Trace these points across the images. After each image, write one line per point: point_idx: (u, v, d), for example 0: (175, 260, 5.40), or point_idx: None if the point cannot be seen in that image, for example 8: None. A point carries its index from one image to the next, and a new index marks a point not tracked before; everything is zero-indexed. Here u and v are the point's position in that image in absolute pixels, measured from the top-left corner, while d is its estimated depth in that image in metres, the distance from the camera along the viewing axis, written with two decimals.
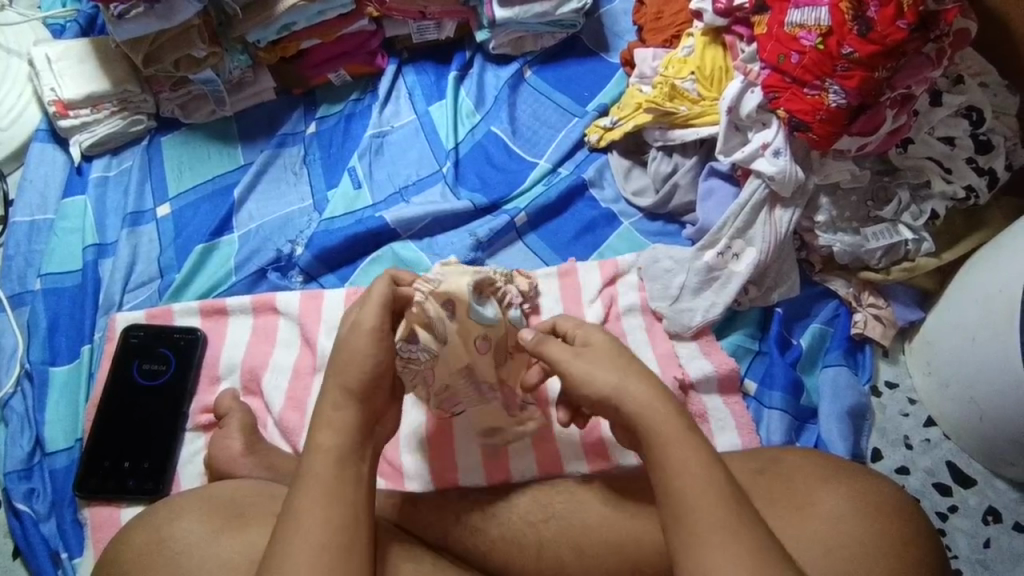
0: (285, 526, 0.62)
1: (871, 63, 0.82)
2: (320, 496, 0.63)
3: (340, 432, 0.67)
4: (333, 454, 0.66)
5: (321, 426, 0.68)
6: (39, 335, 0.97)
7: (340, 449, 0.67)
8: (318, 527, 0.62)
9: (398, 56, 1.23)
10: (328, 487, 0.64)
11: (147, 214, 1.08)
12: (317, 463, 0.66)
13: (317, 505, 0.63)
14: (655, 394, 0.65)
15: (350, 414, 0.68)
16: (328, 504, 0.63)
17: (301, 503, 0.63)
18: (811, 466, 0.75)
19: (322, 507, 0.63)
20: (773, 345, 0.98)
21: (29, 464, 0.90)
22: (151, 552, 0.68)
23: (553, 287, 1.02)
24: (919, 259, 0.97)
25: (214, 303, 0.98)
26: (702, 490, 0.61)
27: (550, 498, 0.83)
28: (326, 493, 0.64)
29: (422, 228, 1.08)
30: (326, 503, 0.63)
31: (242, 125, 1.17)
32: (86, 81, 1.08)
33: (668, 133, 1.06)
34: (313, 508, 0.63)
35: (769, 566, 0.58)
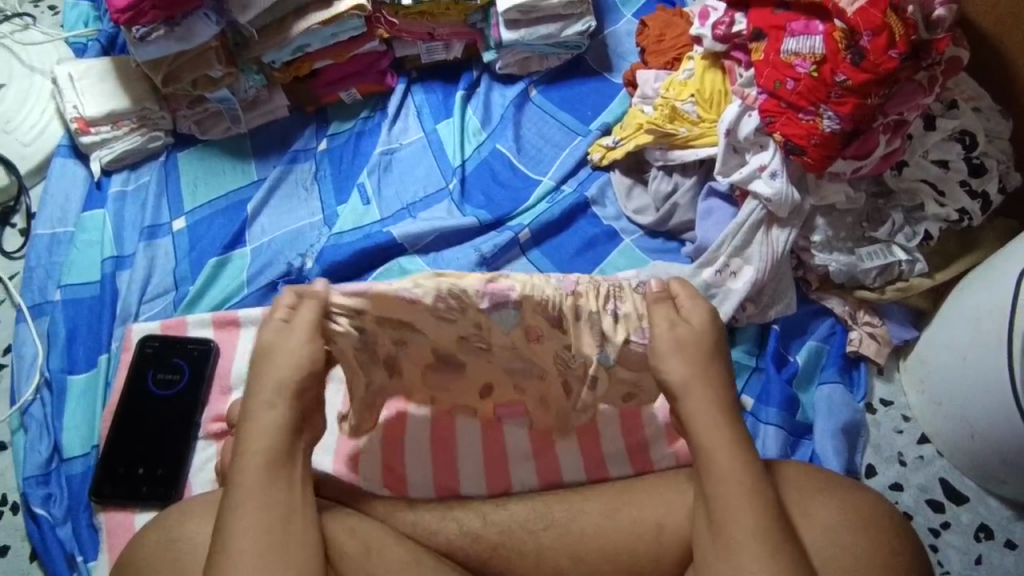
0: (221, 527, 0.68)
1: (863, 90, 0.85)
2: (253, 501, 0.69)
3: (270, 435, 0.71)
4: (261, 458, 0.70)
5: (254, 429, 0.71)
6: (58, 344, 1.01)
7: (266, 456, 0.70)
8: (252, 530, 0.67)
9: (407, 76, 1.27)
10: (260, 492, 0.69)
11: (163, 227, 1.12)
12: (245, 468, 0.70)
13: (252, 509, 0.68)
14: (709, 407, 0.73)
15: (280, 415, 0.72)
16: (264, 508, 0.69)
17: (236, 507, 0.68)
18: (805, 476, 0.76)
19: (255, 511, 0.68)
20: (769, 362, 1.01)
21: (47, 469, 0.93)
22: (162, 552, 0.71)
23: None
24: (913, 279, 0.99)
25: (227, 315, 1.02)
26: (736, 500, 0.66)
27: (549, 506, 0.86)
28: (258, 499, 0.69)
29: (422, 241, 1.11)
30: (262, 508, 0.69)
31: (256, 142, 1.21)
32: (108, 99, 1.12)
33: (668, 153, 1.10)
34: (248, 513, 0.68)
35: None
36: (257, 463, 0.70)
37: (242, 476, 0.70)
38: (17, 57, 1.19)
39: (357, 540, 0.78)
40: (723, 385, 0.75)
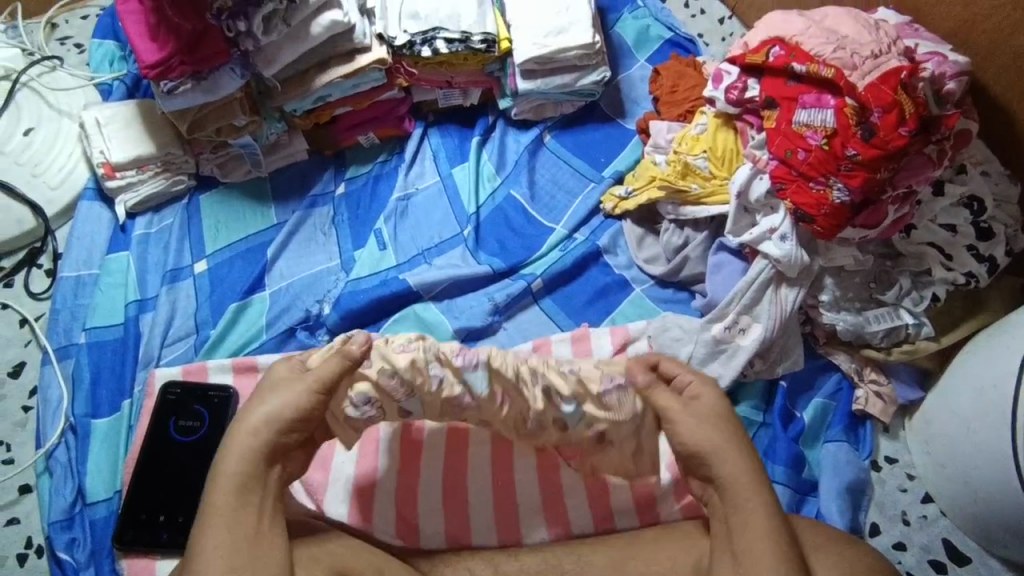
0: (194, 545, 0.73)
1: (873, 164, 0.87)
2: (223, 520, 0.74)
3: (242, 461, 0.76)
4: (233, 484, 0.75)
5: (232, 452, 0.77)
6: (83, 388, 1.04)
7: (239, 479, 0.76)
8: (220, 548, 0.73)
9: (424, 120, 1.29)
10: (230, 513, 0.74)
11: (185, 270, 1.15)
12: (219, 491, 0.75)
13: (222, 529, 0.74)
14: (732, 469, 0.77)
15: (259, 441, 0.77)
16: (232, 527, 0.74)
17: (208, 526, 0.74)
18: (818, 534, 0.82)
19: (224, 530, 0.74)
20: (777, 418, 1.02)
21: (71, 513, 0.96)
22: None
23: (567, 352, 1.07)
24: (919, 342, 1.01)
25: (246, 361, 1.04)
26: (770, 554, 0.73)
27: (559, 559, 0.89)
28: (227, 520, 0.74)
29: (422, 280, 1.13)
30: (230, 528, 0.74)
31: (276, 185, 1.23)
32: (132, 145, 1.15)
33: (680, 209, 1.12)
34: (218, 534, 0.73)
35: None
36: (229, 486, 0.75)
37: (217, 497, 0.75)
38: (44, 99, 1.22)
39: None
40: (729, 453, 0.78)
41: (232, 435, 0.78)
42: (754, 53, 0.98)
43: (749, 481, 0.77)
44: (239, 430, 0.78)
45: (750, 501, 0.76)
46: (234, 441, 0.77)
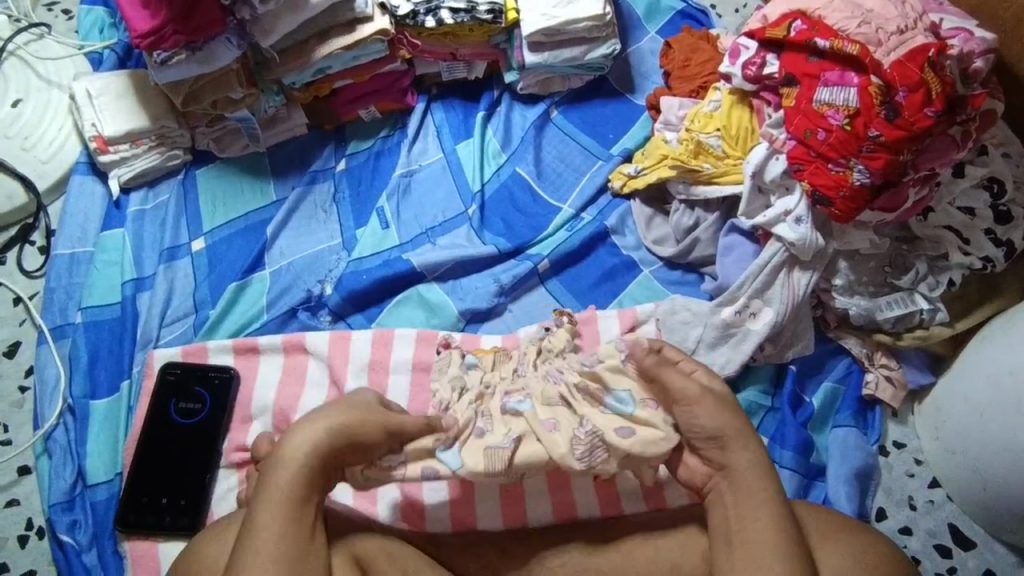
0: (238, 554, 0.68)
1: (896, 146, 0.84)
2: (272, 530, 0.69)
3: (294, 473, 0.72)
4: (285, 501, 0.71)
5: (281, 467, 0.72)
6: (80, 369, 1.02)
7: (290, 489, 0.71)
8: (271, 561, 0.68)
9: (427, 93, 1.25)
10: (281, 523, 0.70)
11: (182, 248, 1.12)
12: (271, 501, 0.71)
13: (271, 538, 0.69)
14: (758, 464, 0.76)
15: (310, 458, 0.73)
16: (282, 538, 0.69)
17: (258, 535, 0.69)
18: (815, 519, 0.80)
19: (274, 540, 0.69)
20: (785, 403, 1.01)
21: (71, 495, 0.95)
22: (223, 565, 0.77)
23: None
24: (933, 327, 0.99)
25: (247, 342, 1.02)
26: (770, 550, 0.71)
27: (566, 543, 0.88)
28: (276, 539, 0.69)
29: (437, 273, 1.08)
30: (281, 540, 0.69)
31: (274, 160, 1.20)
32: (125, 117, 1.11)
33: (691, 188, 1.09)
34: (268, 544, 0.69)
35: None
36: (283, 496, 0.71)
37: (269, 506, 0.71)
38: (32, 69, 1.18)
39: (394, 565, 0.81)
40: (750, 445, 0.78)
41: (284, 448, 0.73)
42: (775, 28, 0.95)
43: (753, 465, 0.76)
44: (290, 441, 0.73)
45: (757, 490, 0.75)
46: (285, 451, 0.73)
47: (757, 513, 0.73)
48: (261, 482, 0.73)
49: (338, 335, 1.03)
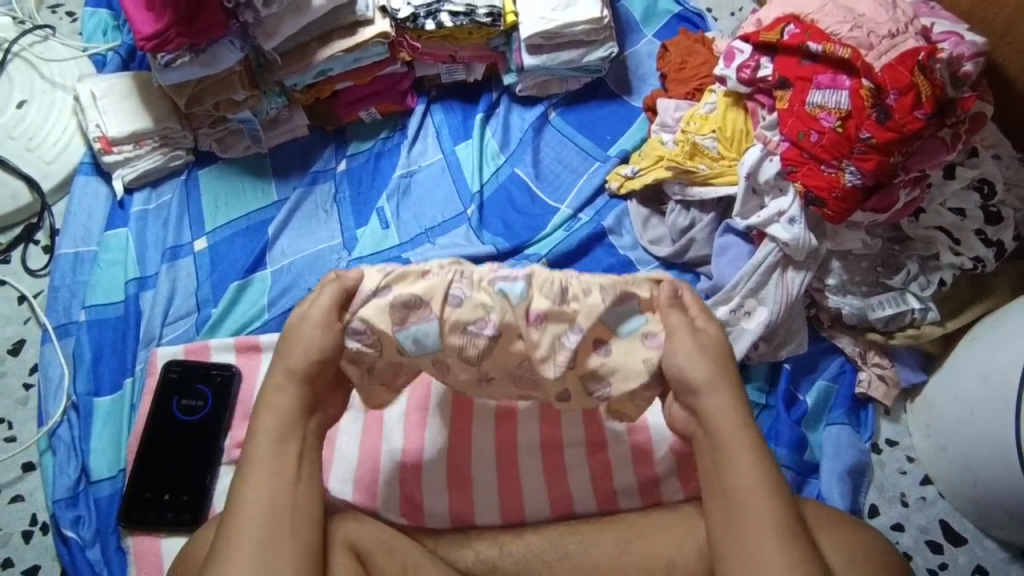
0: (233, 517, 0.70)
1: (887, 148, 0.86)
2: (259, 487, 0.71)
3: (275, 429, 0.73)
4: (271, 441, 0.73)
5: (266, 407, 0.74)
6: (84, 366, 1.03)
7: (272, 446, 0.73)
8: (260, 515, 0.70)
9: (427, 95, 1.27)
10: (266, 480, 0.72)
11: (185, 248, 1.13)
12: (258, 458, 0.72)
13: (258, 495, 0.71)
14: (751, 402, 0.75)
15: (290, 392, 0.74)
16: (270, 492, 0.71)
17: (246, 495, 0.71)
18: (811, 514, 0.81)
19: (261, 496, 0.71)
20: (779, 401, 1.03)
21: (75, 491, 0.96)
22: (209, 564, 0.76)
23: None
24: (924, 326, 1.01)
25: (249, 340, 1.04)
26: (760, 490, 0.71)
27: (563, 538, 0.89)
28: (267, 481, 0.72)
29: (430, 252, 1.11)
30: (268, 494, 0.71)
31: (276, 161, 1.21)
32: (128, 119, 1.13)
33: (687, 189, 1.10)
34: (255, 498, 0.71)
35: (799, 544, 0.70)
36: (268, 453, 0.73)
37: (255, 465, 0.72)
38: (37, 71, 1.19)
39: (394, 560, 0.81)
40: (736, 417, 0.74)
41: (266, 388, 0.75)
42: (769, 31, 0.96)
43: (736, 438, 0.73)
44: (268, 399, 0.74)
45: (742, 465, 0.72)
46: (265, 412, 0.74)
47: (747, 493, 0.71)
48: (246, 444, 0.74)
49: None
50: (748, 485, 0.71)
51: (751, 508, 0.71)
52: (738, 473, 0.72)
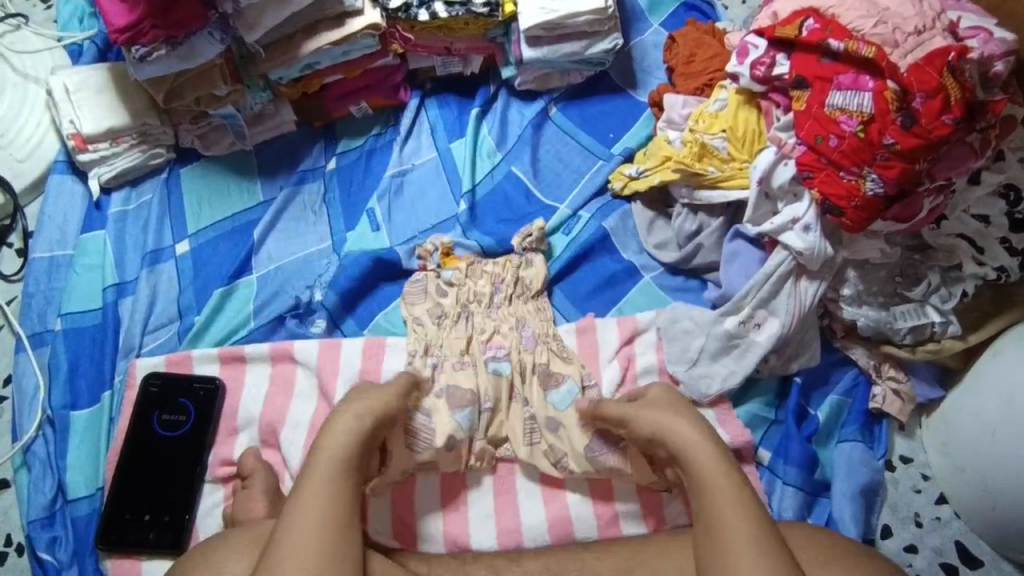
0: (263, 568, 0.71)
1: (912, 155, 0.80)
2: (304, 534, 0.73)
3: (334, 456, 0.78)
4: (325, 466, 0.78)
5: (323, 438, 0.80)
6: (60, 378, 0.98)
7: (330, 480, 0.76)
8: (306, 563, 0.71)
9: (421, 88, 1.20)
10: (315, 521, 0.74)
11: (166, 251, 1.08)
12: (309, 495, 0.75)
13: (300, 547, 0.72)
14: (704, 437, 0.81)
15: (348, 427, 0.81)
16: (315, 538, 0.73)
17: (288, 542, 0.72)
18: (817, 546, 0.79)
19: (309, 543, 0.72)
20: (790, 416, 0.98)
21: (51, 511, 0.92)
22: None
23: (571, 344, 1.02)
24: (944, 340, 0.96)
25: (233, 350, 0.99)
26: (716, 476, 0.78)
27: (562, 564, 0.84)
28: (308, 521, 0.74)
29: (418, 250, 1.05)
30: (318, 538, 0.73)
31: (262, 159, 1.15)
32: (105, 113, 1.06)
33: (695, 192, 1.05)
34: (301, 548, 0.72)
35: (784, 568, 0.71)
36: (322, 488, 0.76)
37: (303, 507, 0.74)
38: (8, 62, 1.13)
39: None
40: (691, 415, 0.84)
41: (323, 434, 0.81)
42: (786, 26, 0.90)
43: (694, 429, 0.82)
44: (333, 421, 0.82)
45: (709, 465, 0.79)
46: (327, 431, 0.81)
47: (718, 498, 0.76)
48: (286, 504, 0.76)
49: (327, 345, 0.99)
50: (721, 489, 0.77)
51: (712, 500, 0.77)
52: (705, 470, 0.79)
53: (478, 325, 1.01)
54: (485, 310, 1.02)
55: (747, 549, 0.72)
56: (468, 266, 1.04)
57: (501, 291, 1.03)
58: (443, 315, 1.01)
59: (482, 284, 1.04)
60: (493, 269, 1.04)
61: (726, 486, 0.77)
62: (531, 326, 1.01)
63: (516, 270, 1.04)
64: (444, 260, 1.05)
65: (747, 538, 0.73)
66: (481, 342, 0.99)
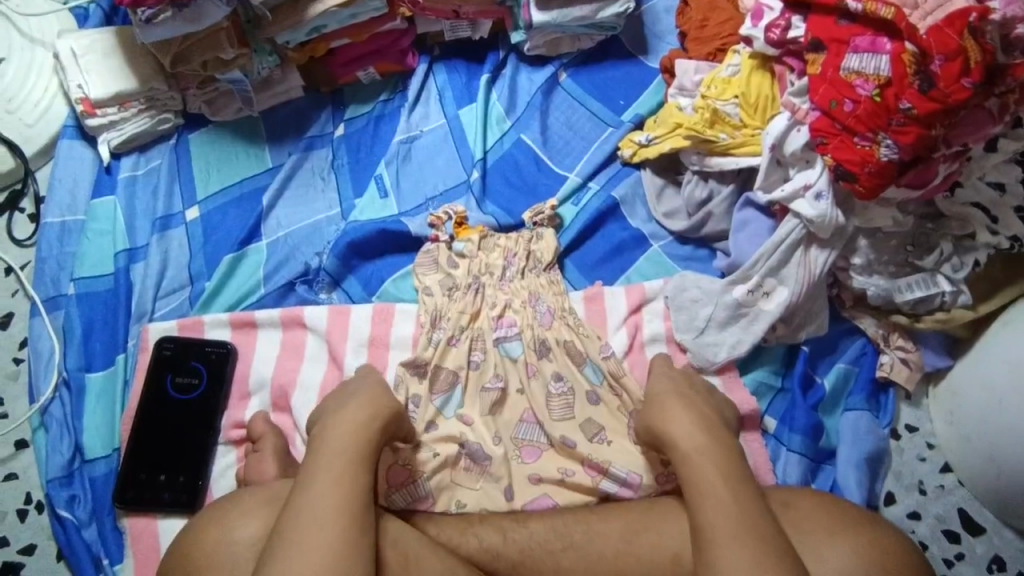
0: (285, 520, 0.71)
1: (929, 120, 0.78)
2: (320, 515, 0.70)
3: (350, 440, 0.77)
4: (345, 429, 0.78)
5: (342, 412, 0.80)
6: (75, 342, 1.00)
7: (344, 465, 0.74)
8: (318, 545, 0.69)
9: (429, 54, 1.19)
10: (335, 500, 0.72)
11: (176, 217, 1.08)
12: (324, 479, 0.73)
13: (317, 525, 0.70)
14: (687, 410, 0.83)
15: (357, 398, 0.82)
16: (334, 520, 0.70)
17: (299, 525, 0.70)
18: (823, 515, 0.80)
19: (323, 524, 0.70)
20: (796, 384, 0.99)
21: (69, 471, 0.94)
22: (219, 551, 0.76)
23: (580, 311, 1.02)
24: (955, 310, 0.95)
25: (243, 316, 1.00)
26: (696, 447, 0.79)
27: (570, 528, 0.85)
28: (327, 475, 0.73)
29: (430, 219, 1.05)
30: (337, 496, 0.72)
31: (270, 125, 1.15)
32: (114, 78, 1.06)
33: (705, 159, 1.03)
34: (316, 529, 0.69)
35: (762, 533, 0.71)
36: (339, 469, 0.74)
37: (318, 489, 0.72)
38: (14, 25, 1.12)
39: (397, 551, 0.78)
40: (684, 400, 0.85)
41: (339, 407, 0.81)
42: None
43: (678, 424, 0.82)
44: (344, 412, 0.80)
45: (694, 450, 0.79)
46: (339, 418, 0.80)
47: (703, 491, 0.76)
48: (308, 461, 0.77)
49: (338, 310, 1.00)
50: (706, 476, 0.76)
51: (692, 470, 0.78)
52: (687, 463, 0.79)
53: (490, 298, 1.01)
54: (497, 281, 1.02)
55: (733, 540, 0.71)
56: (481, 240, 1.04)
57: (514, 264, 1.03)
58: (454, 287, 1.02)
59: (495, 256, 1.03)
60: (506, 243, 1.04)
61: (711, 483, 0.76)
62: (546, 302, 1.01)
63: (528, 244, 1.04)
64: (457, 229, 1.05)
65: (733, 528, 0.72)
66: (492, 319, 1.00)
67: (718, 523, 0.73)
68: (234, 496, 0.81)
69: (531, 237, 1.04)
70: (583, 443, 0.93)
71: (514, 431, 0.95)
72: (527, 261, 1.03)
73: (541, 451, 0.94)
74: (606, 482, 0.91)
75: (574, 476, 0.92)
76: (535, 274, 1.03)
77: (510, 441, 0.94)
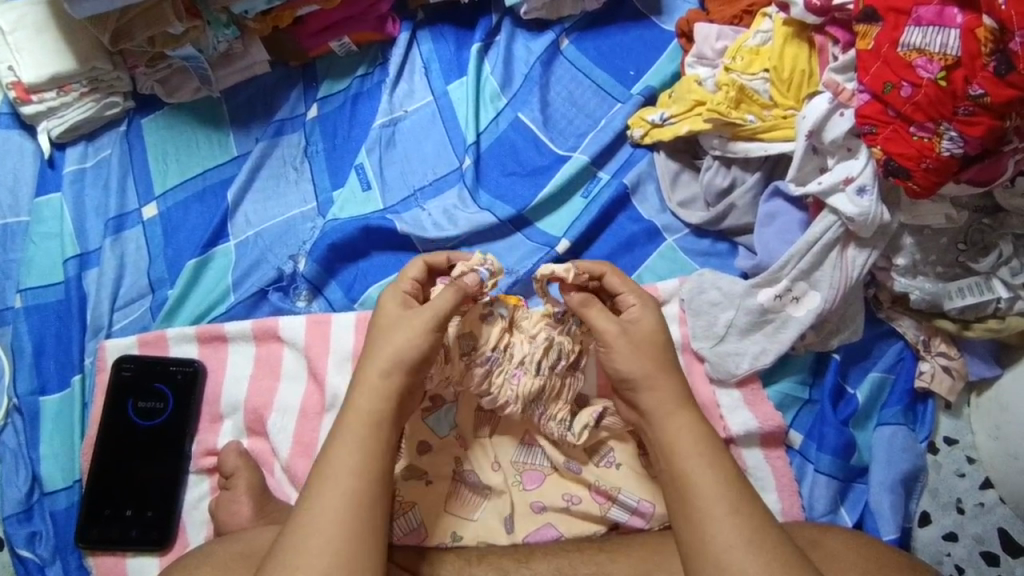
0: (294, 530, 0.64)
1: (1003, 109, 0.68)
2: (318, 540, 0.63)
3: (354, 455, 0.67)
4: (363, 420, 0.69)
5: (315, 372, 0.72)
6: (25, 361, 0.89)
7: (354, 485, 0.66)
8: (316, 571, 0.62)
9: (412, 19, 1.04)
10: (347, 516, 0.64)
11: (132, 216, 0.96)
12: (329, 503, 0.65)
13: (318, 552, 0.63)
14: (664, 399, 0.72)
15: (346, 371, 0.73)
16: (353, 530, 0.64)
17: (296, 548, 0.63)
18: (859, 555, 0.71)
19: (320, 550, 0.63)
20: (825, 396, 0.88)
21: (28, 505, 0.86)
22: None
23: None
24: (1010, 317, 0.85)
25: (212, 329, 0.90)
26: (688, 441, 0.70)
27: (576, 570, 0.76)
28: (346, 472, 0.66)
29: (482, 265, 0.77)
30: (345, 503, 0.65)
31: (234, 107, 1.01)
32: (48, 57, 0.92)
33: (728, 144, 0.92)
34: (314, 556, 0.63)
35: (769, 541, 0.64)
36: (350, 479, 0.66)
37: (319, 506, 0.65)
38: None
39: None
40: (662, 381, 0.73)
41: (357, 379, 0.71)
42: None
43: (677, 412, 0.72)
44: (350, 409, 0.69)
45: (687, 446, 0.70)
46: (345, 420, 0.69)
47: (706, 487, 0.67)
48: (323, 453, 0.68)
49: (316, 322, 0.90)
50: (703, 478, 0.68)
51: (683, 468, 0.69)
52: (688, 455, 0.69)
53: (495, 389, 0.79)
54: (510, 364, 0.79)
55: (742, 549, 0.64)
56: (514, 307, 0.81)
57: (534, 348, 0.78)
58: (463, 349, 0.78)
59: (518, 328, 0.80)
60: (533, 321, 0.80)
61: (720, 479, 0.67)
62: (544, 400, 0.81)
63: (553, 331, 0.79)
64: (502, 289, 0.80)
65: (743, 535, 0.64)
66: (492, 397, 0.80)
67: (721, 529, 0.65)
68: (206, 548, 0.73)
69: (558, 348, 0.78)
70: (589, 469, 0.85)
71: (513, 455, 0.86)
72: (549, 360, 0.78)
73: (544, 477, 0.86)
74: (614, 511, 0.82)
75: (580, 504, 0.84)
76: (559, 377, 0.80)
77: (508, 464, 0.86)
